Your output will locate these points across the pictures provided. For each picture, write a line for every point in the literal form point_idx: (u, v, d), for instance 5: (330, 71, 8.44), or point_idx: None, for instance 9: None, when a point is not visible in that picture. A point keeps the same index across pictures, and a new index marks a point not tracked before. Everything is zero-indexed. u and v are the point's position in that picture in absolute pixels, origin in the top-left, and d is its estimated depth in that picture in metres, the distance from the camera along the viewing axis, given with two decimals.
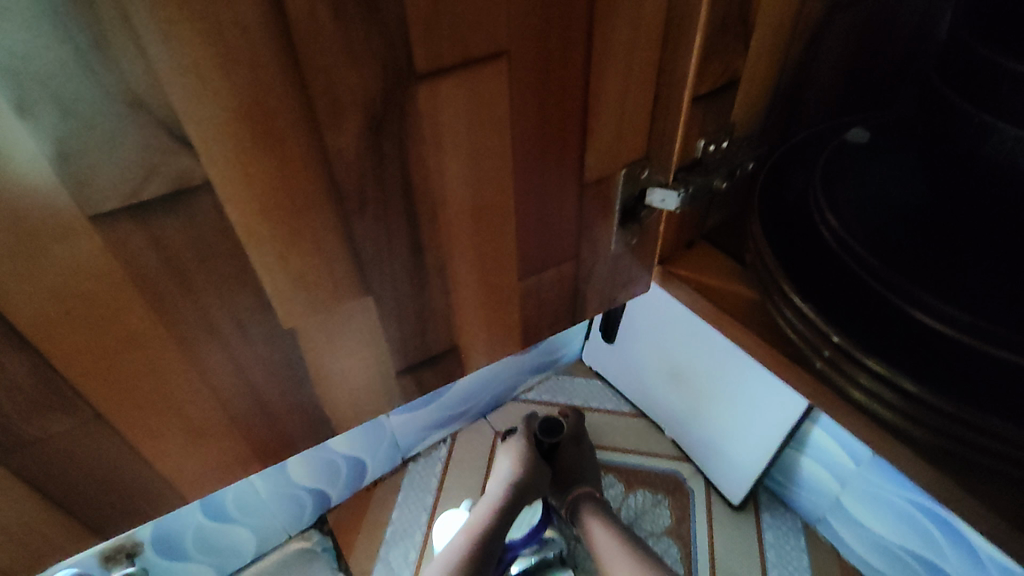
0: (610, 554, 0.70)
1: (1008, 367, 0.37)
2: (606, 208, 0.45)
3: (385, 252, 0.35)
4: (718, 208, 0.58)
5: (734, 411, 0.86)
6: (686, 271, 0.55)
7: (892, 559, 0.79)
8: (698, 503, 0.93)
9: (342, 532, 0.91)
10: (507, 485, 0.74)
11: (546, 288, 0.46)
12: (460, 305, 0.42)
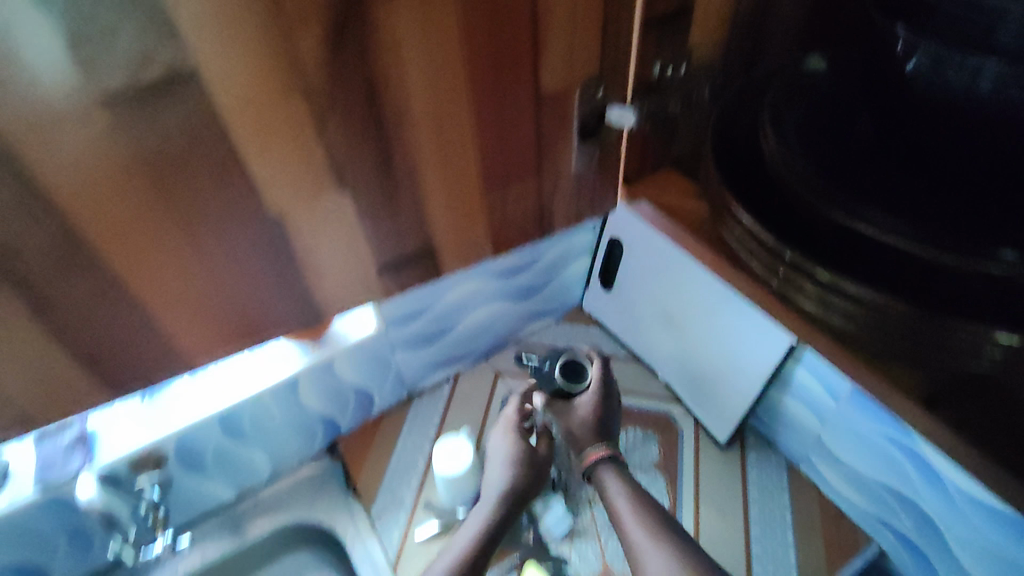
0: (617, 510, 0.74)
1: (903, 255, 0.50)
2: (566, 120, 0.59)
3: (357, 156, 0.48)
4: (680, 139, 0.77)
5: (722, 351, 0.90)
6: (649, 189, 0.77)
7: (868, 493, 0.83)
8: (687, 441, 0.97)
9: (350, 458, 0.98)
10: (500, 491, 0.83)
11: (514, 199, 0.62)
12: (428, 183, 0.54)
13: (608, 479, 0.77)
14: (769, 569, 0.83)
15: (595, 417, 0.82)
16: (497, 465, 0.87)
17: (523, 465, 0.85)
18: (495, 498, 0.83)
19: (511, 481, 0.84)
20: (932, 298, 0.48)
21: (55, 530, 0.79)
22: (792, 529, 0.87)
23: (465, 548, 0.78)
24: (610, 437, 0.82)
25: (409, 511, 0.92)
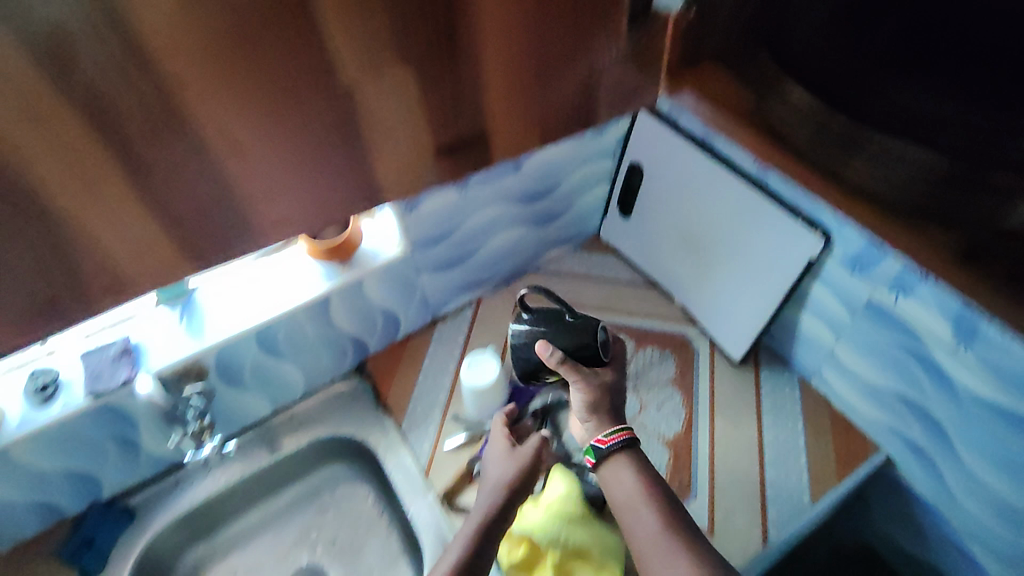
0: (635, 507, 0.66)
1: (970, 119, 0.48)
2: (616, 14, 0.48)
3: (358, 31, 0.36)
4: (721, 27, 0.65)
5: (742, 270, 0.92)
6: (691, 80, 0.67)
7: (882, 403, 0.86)
8: (703, 359, 1.01)
9: (379, 378, 1.02)
10: (500, 490, 0.75)
11: (567, 95, 0.51)
12: (481, 74, 0.44)
13: (625, 478, 0.68)
14: (782, 474, 0.88)
15: (607, 400, 0.73)
16: (496, 461, 0.81)
17: (529, 469, 0.78)
18: (493, 500, 0.74)
19: (512, 478, 0.76)
20: (962, 151, 0.49)
21: (102, 439, 0.83)
22: (804, 438, 0.92)
23: (451, 551, 0.69)
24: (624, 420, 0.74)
25: (437, 425, 0.96)
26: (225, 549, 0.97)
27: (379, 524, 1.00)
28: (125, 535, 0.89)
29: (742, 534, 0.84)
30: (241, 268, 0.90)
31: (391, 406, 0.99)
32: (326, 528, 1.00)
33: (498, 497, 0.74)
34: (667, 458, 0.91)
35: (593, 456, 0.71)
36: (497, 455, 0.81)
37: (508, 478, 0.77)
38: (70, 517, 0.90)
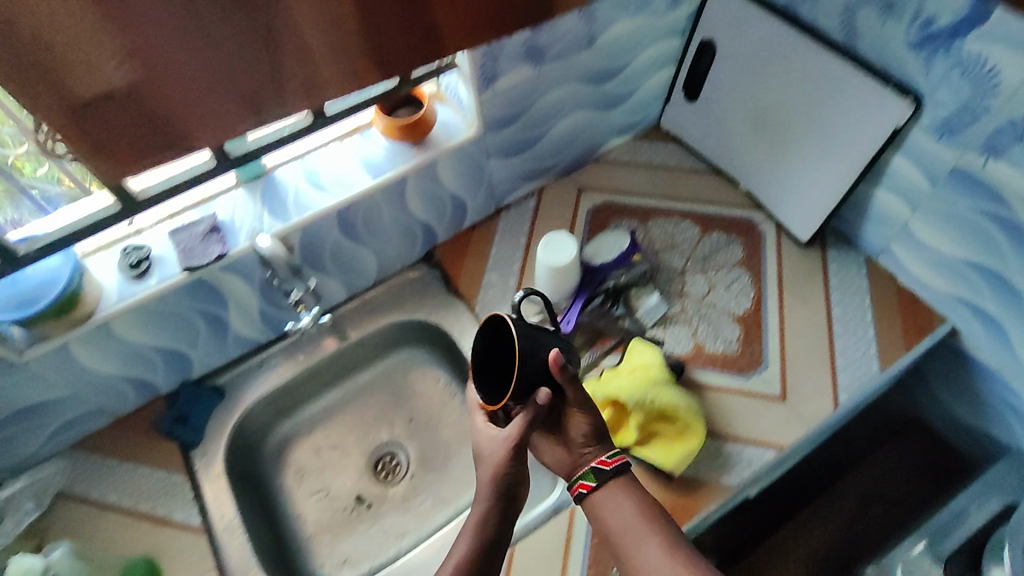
0: (633, 532, 0.66)
1: None
2: None
3: None
4: None
5: (819, 147, 0.92)
6: None
7: (952, 274, 0.88)
8: (769, 242, 1.02)
9: (448, 265, 1.04)
10: (483, 497, 0.69)
11: None
12: None
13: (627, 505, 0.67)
14: (850, 345, 0.91)
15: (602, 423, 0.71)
16: (483, 462, 0.71)
17: (508, 476, 0.69)
18: (478, 507, 0.69)
19: (497, 471, 0.69)
20: None
21: (192, 315, 0.85)
22: (871, 313, 0.94)
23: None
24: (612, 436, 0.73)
25: (510, 306, 0.99)
26: (308, 427, 1.03)
27: (453, 402, 1.05)
28: (217, 410, 0.94)
29: (815, 399, 0.87)
30: (343, 127, 0.90)
31: (462, 291, 1.02)
32: (403, 409, 1.06)
33: (484, 505, 0.68)
34: (738, 333, 0.93)
35: (593, 480, 0.69)
36: (489, 444, 0.71)
37: (488, 485, 0.69)
38: (164, 394, 0.94)
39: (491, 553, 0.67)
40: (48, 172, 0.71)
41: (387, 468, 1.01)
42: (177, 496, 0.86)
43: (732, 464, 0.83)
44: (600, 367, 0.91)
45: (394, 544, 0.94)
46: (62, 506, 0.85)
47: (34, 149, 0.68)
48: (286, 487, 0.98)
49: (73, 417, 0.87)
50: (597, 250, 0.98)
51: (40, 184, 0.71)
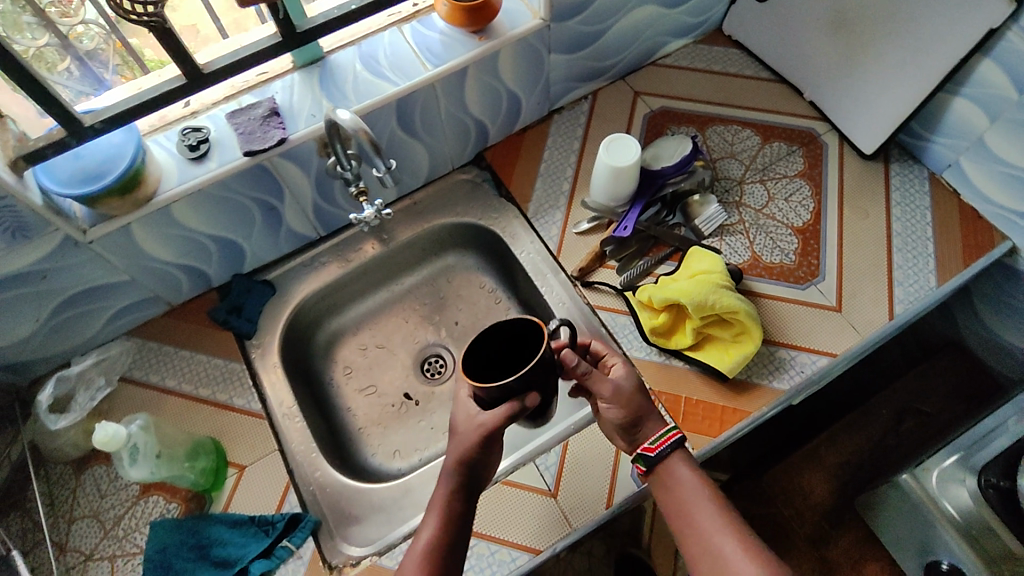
0: (696, 504, 0.68)
1: None
2: None
3: None
4: None
5: (902, 51, 0.88)
6: None
7: (1021, 188, 0.86)
8: (831, 154, 0.99)
9: (499, 167, 1.01)
10: (449, 486, 0.68)
11: None
12: None
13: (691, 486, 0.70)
14: (908, 261, 0.91)
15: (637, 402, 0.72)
16: (456, 441, 0.68)
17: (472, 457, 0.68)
18: (442, 493, 0.68)
19: (462, 452, 0.68)
20: None
21: (248, 203, 0.84)
22: (932, 229, 0.93)
23: (411, 564, 0.64)
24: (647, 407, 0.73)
25: (565, 211, 0.97)
26: (355, 326, 1.04)
27: (499, 307, 1.05)
28: (270, 303, 0.94)
29: (870, 311, 0.87)
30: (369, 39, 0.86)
31: (514, 195, 1.00)
32: (448, 312, 1.06)
33: (448, 490, 0.68)
34: (796, 244, 0.92)
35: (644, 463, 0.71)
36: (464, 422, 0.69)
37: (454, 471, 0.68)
38: (216, 286, 0.95)
39: (456, 538, 0.66)
40: (66, 66, 0.71)
41: (433, 368, 1.03)
42: (235, 382, 0.88)
43: (783, 369, 0.84)
44: (654, 275, 0.91)
45: (442, 439, 0.97)
46: (125, 388, 0.87)
47: (57, 40, 0.68)
48: (336, 382, 1.00)
49: (130, 303, 0.88)
50: (657, 155, 0.96)
51: (60, 79, 0.71)
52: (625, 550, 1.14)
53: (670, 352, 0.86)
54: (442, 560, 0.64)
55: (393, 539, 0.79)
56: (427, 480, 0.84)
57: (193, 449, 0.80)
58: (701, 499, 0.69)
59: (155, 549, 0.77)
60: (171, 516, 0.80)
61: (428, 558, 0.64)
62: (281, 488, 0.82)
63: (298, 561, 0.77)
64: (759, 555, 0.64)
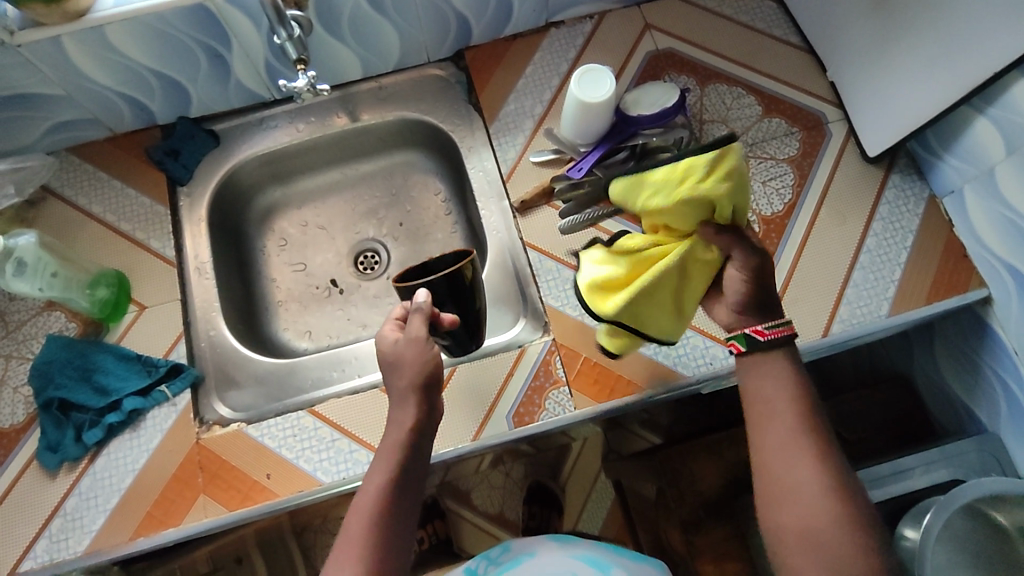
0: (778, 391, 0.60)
1: None
2: None
3: None
4: None
5: (933, 50, 0.77)
6: None
7: (1013, 236, 0.77)
8: (830, 148, 0.90)
9: (475, 72, 0.95)
10: (390, 463, 0.62)
11: None
12: None
13: (768, 381, 0.60)
14: (867, 280, 0.84)
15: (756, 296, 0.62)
16: (392, 373, 0.67)
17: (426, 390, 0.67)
18: (383, 473, 0.62)
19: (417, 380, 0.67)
20: None
21: (190, 42, 0.80)
22: (907, 255, 0.85)
23: (348, 549, 0.57)
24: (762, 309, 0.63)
25: (528, 135, 0.91)
26: (298, 201, 1.03)
27: (446, 219, 1.02)
28: (209, 155, 0.93)
29: (806, 323, 0.82)
30: None
31: (482, 106, 0.93)
32: (395, 211, 1.03)
33: (407, 430, 0.64)
34: (755, 232, 0.86)
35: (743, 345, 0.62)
36: (398, 354, 0.67)
37: (400, 440, 0.64)
38: (161, 125, 0.93)
39: (395, 523, 0.60)
40: None
41: (366, 263, 1.01)
42: (156, 224, 0.88)
43: (692, 356, 0.81)
44: (597, 227, 0.86)
45: (354, 332, 0.96)
46: (50, 200, 0.88)
47: None
48: (266, 251, 1.00)
49: (69, 120, 0.87)
50: (639, 100, 0.88)
51: None
52: (538, 480, 1.18)
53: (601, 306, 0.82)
54: (379, 550, 0.58)
55: (265, 412, 0.82)
56: (314, 365, 0.85)
57: (95, 278, 0.83)
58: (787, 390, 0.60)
59: (43, 360, 0.80)
60: (68, 334, 0.83)
61: (365, 543, 0.58)
62: (172, 337, 0.83)
63: (172, 407, 0.80)
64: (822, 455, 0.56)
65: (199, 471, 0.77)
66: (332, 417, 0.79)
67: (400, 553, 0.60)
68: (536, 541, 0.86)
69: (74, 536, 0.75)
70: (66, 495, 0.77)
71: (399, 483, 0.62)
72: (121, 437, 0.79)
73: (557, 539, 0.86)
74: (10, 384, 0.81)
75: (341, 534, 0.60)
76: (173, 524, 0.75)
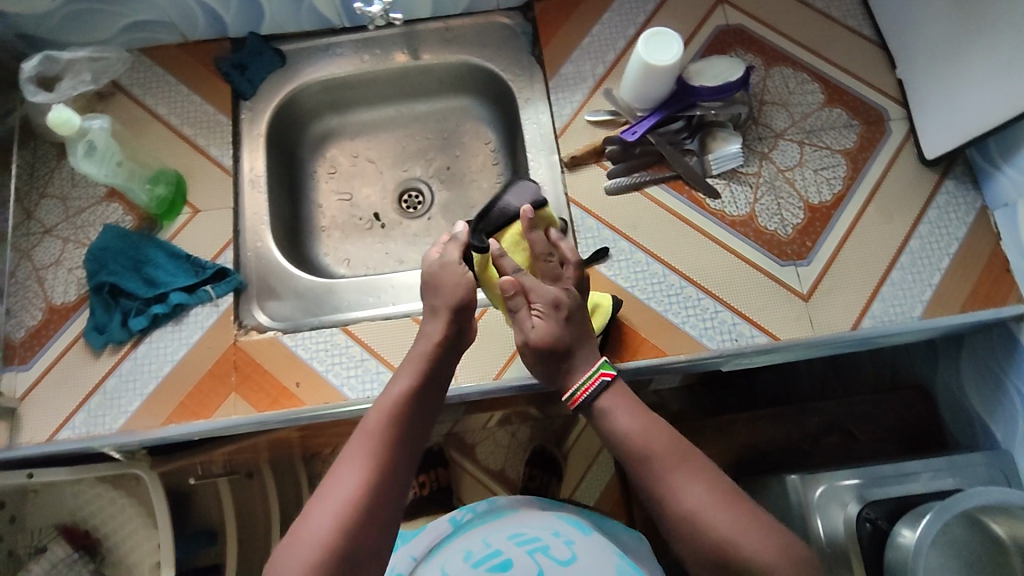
0: (637, 425, 0.67)
1: None
2: None
3: None
4: None
5: (1008, 55, 0.75)
6: None
7: None
8: (888, 146, 0.89)
9: (543, 25, 0.96)
10: (415, 369, 0.66)
11: None
12: None
13: (630, 417, 0.68)
14: (904, 281, 0.83)
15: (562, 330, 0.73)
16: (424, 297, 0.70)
17: (461, 314, 0.70)
18: (406, 377, 0.66)
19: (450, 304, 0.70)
20: None
21: None
22: (948, 262, 0.84)
23: (362, 442, 0.60)
24: (573, 342, 0.73)
25: (586, 94, 0.92)
26: (352, 131, 1.05)
27: (492, 169, 1.03)
28: (275, 74, 0.96)
29: (836, 314, 0.82)
30: None
31: (546, 59, 0.94)
32: (444, 155, 1.05)
33: (433, 344, 0.69)
34: (800, 219, 0.86)
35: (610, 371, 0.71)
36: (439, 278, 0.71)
37: (427, 349, 0.68)
38: (232, 38, 0.96)
39: (410, 427, 0.63)
40: None
41: (410, 202, 1.03)
42: (217, 133, 0.91)
43: (719, 330, 0.81)
44: (643, 192, 0.87)
45: (390, 267, 0.99)
46: (120, 97, 0.92)
47: None
48: (315, 177, 1.03)
49: (146, 20, 0.90)
50: (701, 71, 0.88)
51: None
52: (543, 445, 1.22)
53: (646, 268, 0.84)
54: (392, 447, 0.60)
55: (300, 325, 0.85)
56: (351, 288, 0.88)
57: (155, 175, 0.88)
58: (645, 438, 0.66)
59: (99, 246, 0.84)
60: (124, 226, 0.87)
61: (379, 439, 0.60)
62: (221, 243, 0.87)
63: (214, 308, 0.84)
64: (703, 472, 0.62)
65: (232, 370, 0.81)
66: (363, 337, 0.82)
67: (413, 454, 0.62)
68: (524, 501, 0.71)
69: (110, 414, 0.79)
70: (108, 374, 0.81)
71: (420, 391, 0.65)
72: (163, 328, 0.83)
73: (542, 500, 0.72)
74: (66, 265, 0.86)
75: (357, 431, 0.62)
76: (203, 416, 0.79)
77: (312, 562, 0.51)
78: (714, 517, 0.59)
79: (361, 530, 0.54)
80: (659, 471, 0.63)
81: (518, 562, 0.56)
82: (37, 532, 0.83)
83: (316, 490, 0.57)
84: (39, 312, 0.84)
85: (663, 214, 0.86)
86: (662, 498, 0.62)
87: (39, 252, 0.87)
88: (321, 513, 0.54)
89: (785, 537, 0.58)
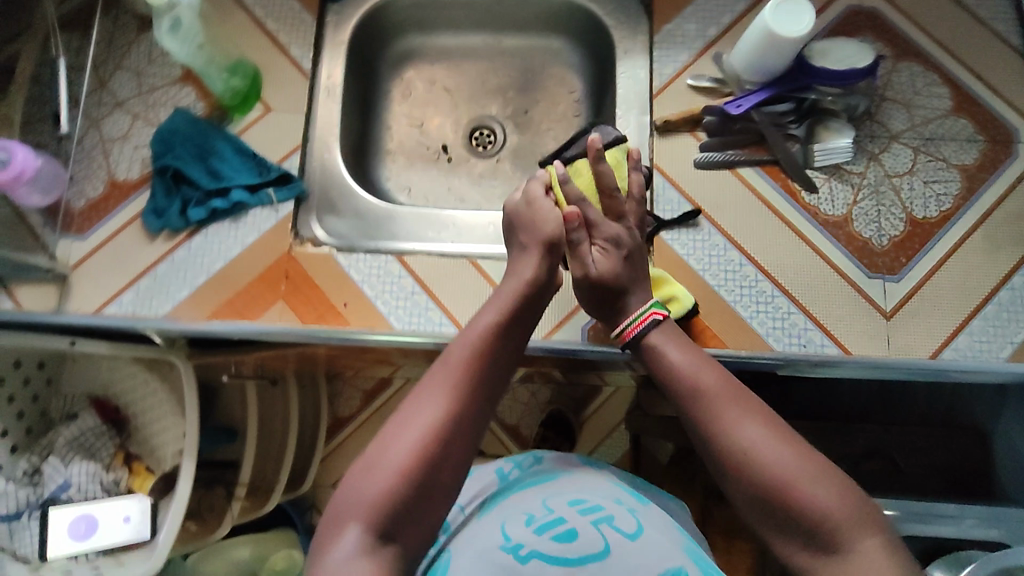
0: (694, 366, 0.61)
1: None
2: None
3: None
4: None
5: None
6: None
7: None
8: (1012, 169, 0.81)
9: None
10: (502, 305, 0.63)
11: None
12: None
13: (689, 357, 0.62)
14: (998, 318, 0.77)
15: (618, 271, 0.70)
16: None
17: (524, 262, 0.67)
18: (494, 313, 0.62)
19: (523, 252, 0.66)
20: None
21: None
22: None
23: (443, 375, 0.56)
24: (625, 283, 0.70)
25: (691, 56, 0.86)
26: (434, 56, 1.00)
27: (573, 120, 0.97)
28: None
29: (916, 338, 0.76)
30: None
31: (655, 11, 0.88)
32: (524, 96, 0.99)
33: (524, 282, 0.66)
34: (899, 230, 0.79)
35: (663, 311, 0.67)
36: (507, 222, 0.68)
37: (518, 288, 0.65)
38: None
39: (493, 364, 0.59)
40: None
41: (480, 140, 0.98)
42: (300, 32, 0.88)
43: (788, 330, 0.77)
44: (734, 172, 0.82)
45: (450, 204, 0.94)
46: None
47: None
48: (389, 97, 0.98)
49: None
50: (825, 52, 0.81)
51: None
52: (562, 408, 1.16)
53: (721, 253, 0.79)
54: (473, 382, 0.57)
55: (356, 246, 0.82)
56: (412, 217, 0.84)
57: (234, 65, 0.85)
58: (703, 380, 0.59)
59: (168, 128, 0.83)
60: (194, 111, 0.85)
61: (461, 374, 0.56)
62: (289, 146, 0.84)
63: (273, 212, 0.82)
64: (765, 417, 0.55)
65: (283, 278, 0.80)
66: (417, 270, 0.80)
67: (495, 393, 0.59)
68: (564, 459, 0.68)
69: (159, 298, 0.79)
70: (160, 260, 0.80)
71: (506, 329, 0.62)
72: (220, 224, 0.81)
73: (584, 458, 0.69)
74: (132, 142, 0.84)
75: (438, 361, 0.59)
76: (247, 318, 0.78)
77: (389, 490, 0.50)
78: (775, 463, 0.52)
79: (435, 466, 0.52)
80: (714, 414, 0.57)
81: (579, 527, 0.53)
82: (70, 399, 0.85)
83: (393, 416, 0.55)
84: (100, 185, 0.83)
85: (752, 199, 0.81)
86: (716, 440, 0.56)
87: (107, 123, 0.85)
88: (401, 440, 0.52)
89: (856, 495, 0.51)
